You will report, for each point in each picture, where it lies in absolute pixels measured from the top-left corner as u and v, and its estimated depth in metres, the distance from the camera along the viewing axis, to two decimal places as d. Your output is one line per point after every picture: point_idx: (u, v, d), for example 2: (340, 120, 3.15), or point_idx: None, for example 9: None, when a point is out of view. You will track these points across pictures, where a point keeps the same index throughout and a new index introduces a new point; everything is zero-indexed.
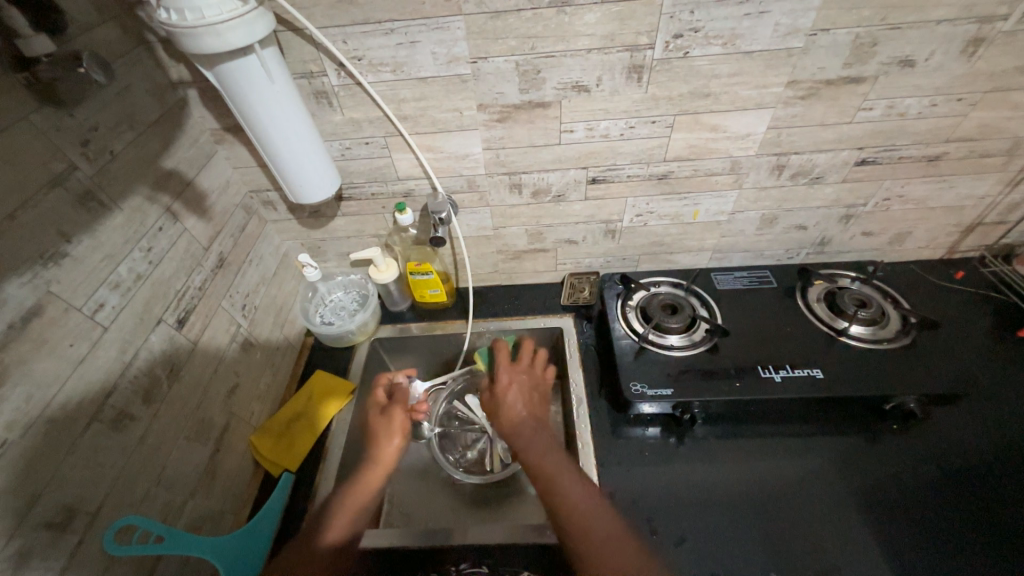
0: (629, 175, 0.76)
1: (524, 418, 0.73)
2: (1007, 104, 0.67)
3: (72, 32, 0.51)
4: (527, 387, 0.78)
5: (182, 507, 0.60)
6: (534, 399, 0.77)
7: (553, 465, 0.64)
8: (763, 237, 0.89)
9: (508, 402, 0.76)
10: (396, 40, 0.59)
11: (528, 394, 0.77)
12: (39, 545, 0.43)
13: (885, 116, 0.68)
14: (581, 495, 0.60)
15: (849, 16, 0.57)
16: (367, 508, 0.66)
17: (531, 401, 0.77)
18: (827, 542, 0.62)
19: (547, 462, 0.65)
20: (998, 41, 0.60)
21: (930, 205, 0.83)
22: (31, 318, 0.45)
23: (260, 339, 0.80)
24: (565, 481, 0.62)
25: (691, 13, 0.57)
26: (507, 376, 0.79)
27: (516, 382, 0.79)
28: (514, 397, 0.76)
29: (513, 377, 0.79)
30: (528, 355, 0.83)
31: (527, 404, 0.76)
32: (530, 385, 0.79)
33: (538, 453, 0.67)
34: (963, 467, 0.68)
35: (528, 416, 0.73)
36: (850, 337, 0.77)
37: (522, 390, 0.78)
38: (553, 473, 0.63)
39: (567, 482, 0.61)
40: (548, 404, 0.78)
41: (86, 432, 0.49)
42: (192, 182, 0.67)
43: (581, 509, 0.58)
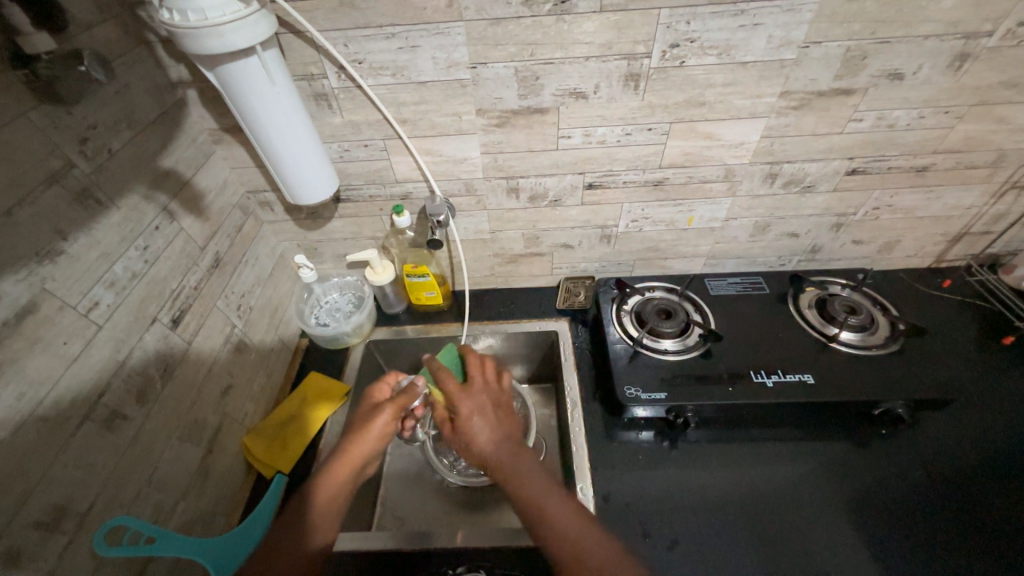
0: (625, 181, 0.77)
1: (493, 449, 0.61)
2: (992, 117, 0.69)
3: (73, 30, 0.51)
4: (491, 408, 0.65)
5: (173, 508, 0.60)
6: (498, 414, 0.65)
7: (535, 488, 0.58)
8: (756, 244, 0.91)
9: (474, 435, 0.63)
10: (397, 44, 0.60)
11: (496, 413, 0.65)
12: (28, 545, 0.43)
13: (874, 128, 0.70)
14: (570, 518, 0.55)
15: (840, 29, 0.59)
16: (338, 510, 0.62)
17: (499, 424, 0.64)
18: (817, 546, 0.63)
19: (530, 484, 0.58)
20: (983, 57, 0.61)
21: (918, 214, 0.84)
22: (24, 315, 0.45)
23: (255, 341, 0.79)
24: (552, 507, 0.56)
25: (687, 24, 0.58)
26: (467, 400, 0.65)
27: (479, 399, 0.66)
28: (479, 428, 0.63)
29: (475, 404, 0.65)
30: (476, 370, 0.70)
31: (498, 431, 0.63)
32: (491, 404, 0.66)
33: (517, 477, 0.59)
34: (950, 472, 0.69)
35: (503, 437, 0.63)
36: (840, 344, 0.78)
37: (485, 415, 0.64)
38: (535, 497, 0.57)
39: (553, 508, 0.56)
40: (517, 421, 0.65)
41: (78, 431, 0.49)
42: (189, 181, 0.66)
43: (569, 537, 0.53)
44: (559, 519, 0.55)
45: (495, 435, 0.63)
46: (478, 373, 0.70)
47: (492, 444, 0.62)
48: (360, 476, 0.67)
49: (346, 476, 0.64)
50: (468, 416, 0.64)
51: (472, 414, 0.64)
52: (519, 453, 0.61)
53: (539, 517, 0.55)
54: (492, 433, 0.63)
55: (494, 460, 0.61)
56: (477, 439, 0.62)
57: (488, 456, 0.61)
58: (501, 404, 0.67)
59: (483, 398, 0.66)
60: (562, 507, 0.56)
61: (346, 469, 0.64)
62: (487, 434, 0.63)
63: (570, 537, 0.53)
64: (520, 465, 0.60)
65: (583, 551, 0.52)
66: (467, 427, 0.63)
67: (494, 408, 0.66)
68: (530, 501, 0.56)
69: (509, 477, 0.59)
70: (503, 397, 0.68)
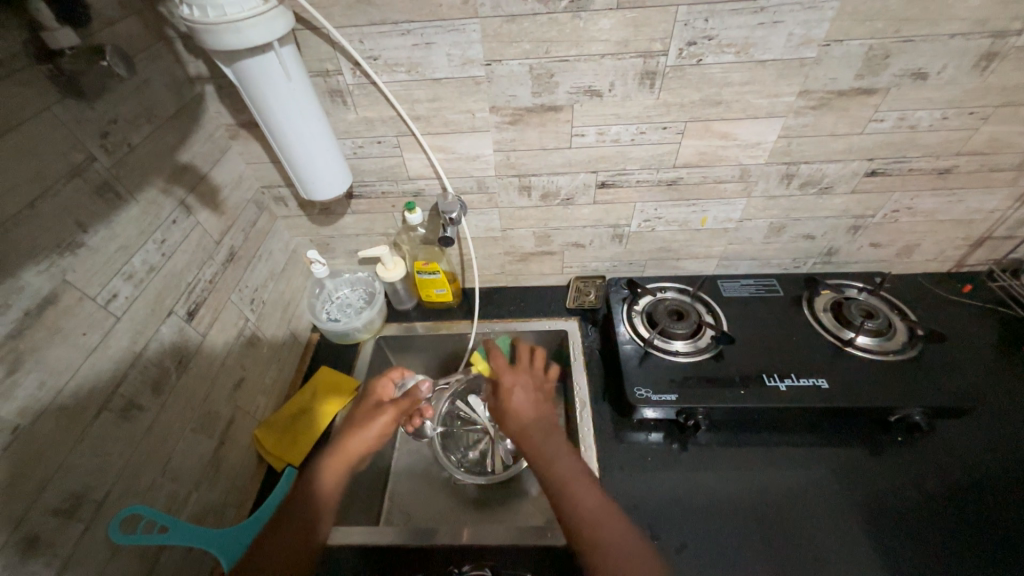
0: (638, 180, 0.77)
1: (535, 419, 0.65)
2: (1019, 119, 0.67)
3: (95, 26, 0.52)
4: (533, 389, 0.70)
5: (186, 498, 0.61)
6: (541, 394, 0.70)
7: (569, 468, 0.59)
8: (770, 245, 0.89)
9: (516, 405, 0.67)
10: (412, 40, 0.60)
11: (539, 395, 0.70)
12: (45, 531, 0.43)
13: (896, 128, 0.68)
14: (600, 505, 0.56)
15: (863, 27, 0.57)
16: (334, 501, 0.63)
17: (539, 402, 0.68)
18: (828, 554, 0.62)
19: (563, 467, 0.59)
20: (1011, 56, 0.60)
21: (939, 218, 0.82)
22: (46, 306, 0.46)
23: (267, 334, 0.80)
24: (580, 492, 0.57)
25: (705, 21, 0.57)
26: (512, 376, 0.70)
27: (525, 378, 0.71)
28: (521, 399, 0.67)
29: (519, 380, 0.70)
30: (527, 354, 0.75)
31: (536, 408, 0.67)
32: (533, 386, 0.70)
33: (551, 456, 0.60)
34: (967, 482, 0.67)
35: (542, 414, 0.66)
36: (856, 348, 0.77)
37: (527, 391, 0.69)
38: (567, 479, 0.58)
39: (585, 491, 0.57)
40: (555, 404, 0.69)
41: (95, 421, 0.49)
42: (206, 176, 0.67)
43: (598, 521, 0.55)
44: (590, 502, 0.56)
45: (534, 412, 0.66)
46: (530, 359, 0.75)
47: (532, 416, 0.65)
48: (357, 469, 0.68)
49: (340, 472, 0.65)
50: (510, 389, 0.69)
51: (515, 388, 0.69)
52: (552, 434, 0.63)
53: (568, 498, 0.56)
54: (535, 408, 0.67)
55: (528, 432, 0.64)
56: (518, 409, 0.66)
57: (526, 426, 0.64)
58: (545, 385, 0.72)
59: (528, 379, 0.71)
60: (591, 493, 0.57)
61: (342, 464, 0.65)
62: (529, 408, 0.67)
63: (598, 520, 0.55)
64: (554, 441, 0.62)
65: (606, 537, 0.53)
66: (511, 397, 0.68)
67: (536, 390, 0.70)
68: (562, 480, 0.58)
69: (543, 452, 0.61)
70: (546, 384, 0.72)
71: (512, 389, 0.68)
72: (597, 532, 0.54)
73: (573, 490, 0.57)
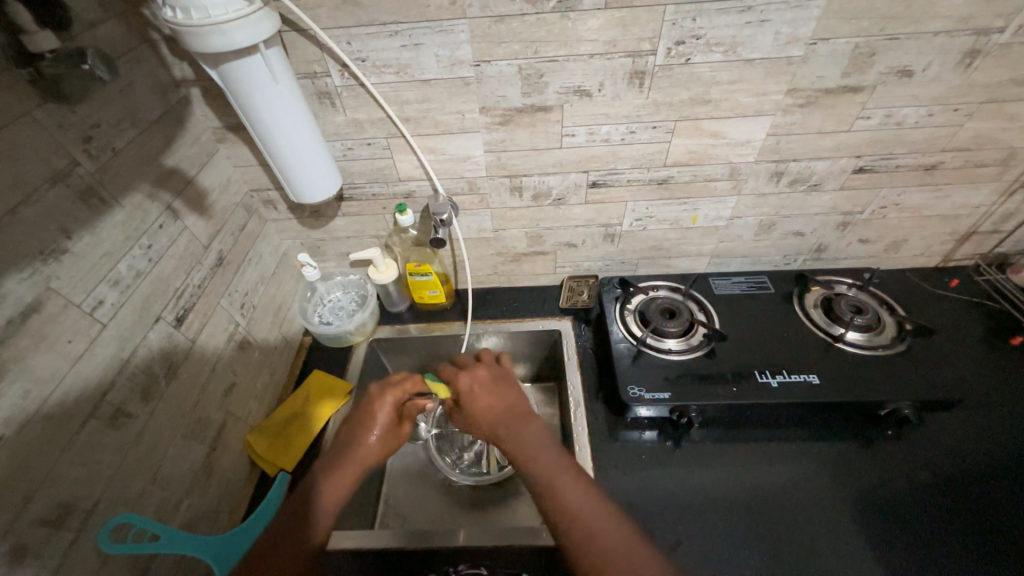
0: (629, 179, 0.77)
1: (500, 416, 0.66)
2: (1002, 115, 0.68)
3: (76, 29, 0.51)
4: (491, 382, 0.71)
5: (178, 505, 0.60)
6: (503, 391, 0.70)
7: (547, 462, 0.60)
8: (761, 243, 0.90)
9: (475, 402, 0.69)
10: (400, 41, 0.60)
11: (501, 388, 0.70)
12: (33, 542, 0.43)
13: (882, 126, 0.69)
14: (584, 500, 0.57)
15: (849, 26, 0.58)
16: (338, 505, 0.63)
17: (501, 395, 0.69)
18: (821, 547, 0.62)
19: (542, 463, 0.60)
20: (994, 53, 0.60)
21: (925, 213, 0.83)
22: (30, 314, 0.45)
23: (258, 339, 0.79)
24: (563, 486, 0.58)
25: (693, 21, 0.57)
26: (467, 374, 0.71)
27: (479, 373, 0.71)
28: (481, 397, 0.69)
29: (473, 377, 0.71)
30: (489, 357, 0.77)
31: (501, 399, 0.69)
32: (492, 378, 0.72)
33: (528, 450, 0.62)
34: (957, 473, 0.68)
35: (510, 407, 0.68)
36: (846, 344, 0.78)
37: (486, 385, 0.70)
38: (549, 473, 0.59)
39: (568, 483, 0.58)
40: (521, 393, 0.71)
41: (83, 428, 0.49)
42: (193, 180, 0.67)
43: (581, 515, 0.55)
44: (574, 500, 0.56)
45: (496, 410, 0.68)
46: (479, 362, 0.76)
47: (499, 412, 0.67)
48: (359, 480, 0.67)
49: (348, 483, 0.65)
50: (468, 390, 0.70)
51: (472, 387, 0.70)
52: (527, 426, 0.65)
53: (549, 494, 0.57)
54: (493, 408, 0.68)
55: (498, 429, 0.66)
56: (480, 406, 0.68)
57: (495, 422, 0.67)
58: (502, 382, 0.71)
59: (483, 372, 0.72)
60: (575, 488, 0.58)
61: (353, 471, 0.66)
62: (491, 403, 0.69)
63: (583, 514, 0.55)
64: (527, 434, 0.64)
65: (594, 531, 0.54)
66: (469, 400, 0.69)
67: (494, 381, 0.71)
68: (541, 475, 0.59)
69: (518, 446, 0.63)
70: (508, 374, 0.74)
71: (470, 386, 0.70)
72: (586, 523, 0.54)
73: (556, 485, 0.58)
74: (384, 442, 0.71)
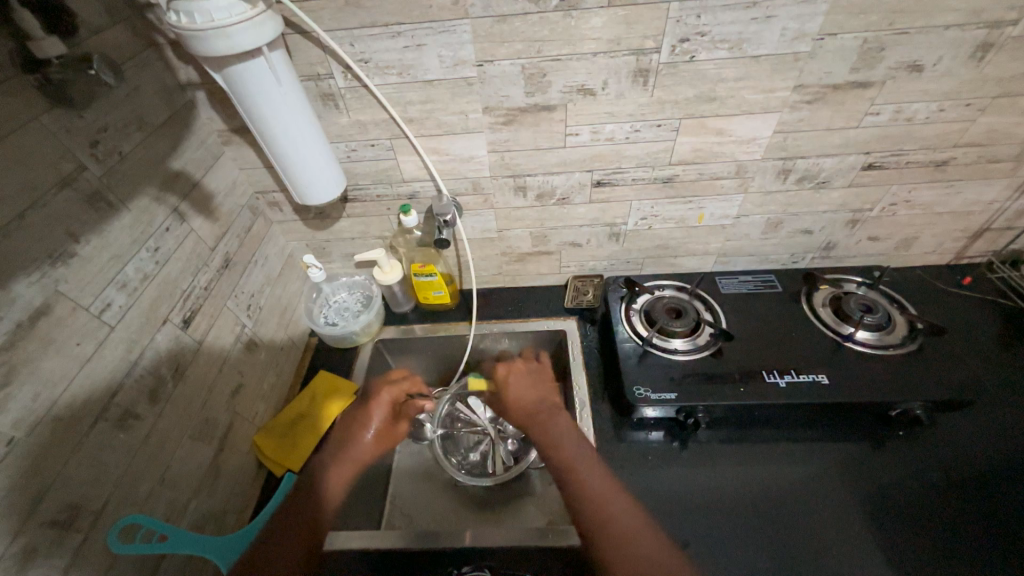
0: (634, 178, 0.76)
1: (539, 405, 0.77)
2: (1016, 109, 0.66)
3: (82, 35, 0.51)
4: (534, 378, 0.83)
5: (186, 505, 0.61)
6: (541, 383, 0.83)
7: (573, 450, 0.68)
8: (768, 241, 0.89)
9: (515, 395, 0.81)
10: (403, 42, 0.60)
11: (540, 385, 0.82)
12: (43, 543, 0.43)
13: (892, 121, 0.68)
14: (604, 490, 0.62)
15: (857, 20, 0.57)
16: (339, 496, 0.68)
17: (539, 391, 0.81)
18: (831, 549, 0.62)
19: (566, 452, 0.67)
20: (1008, 46, 0.59)
21: (937, 210, 0.82)
22: (38, 317, 0.45)
23: (265, 340, 0.80)
24: (585, 471, 0.64)
25: (698, 18, 0.57)
26: (506, 367, 0.85)
27: (521, 371, 0.84)
28: (519, 389, 0.81)
29: (512, 372, 0.84)
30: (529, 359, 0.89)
31: (535, 395, 0.80)
32: (531, 377, 0.83)
33: (554, 439, 0.70)
34: (970, 473, 0.67)
35: (545, 400, 0.79)
36: (855, 343, 0.77)
37: (523, 381, 0.83)
38: (572, 460, 0.66)
39: (588, 475, 0.63)
40: (556, 391, 0.81)
41: (91, 430, 0.49)
42: (199, 183, 0.67)
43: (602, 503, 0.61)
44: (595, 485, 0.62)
45: (530, 404, 0.78)
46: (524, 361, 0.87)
47: (536, 404, 0.78)
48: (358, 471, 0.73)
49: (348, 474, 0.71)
50: (507, 382, 0.83)
51: (511, 380, 0.83)
52: (554, 418, 0.74)
53: (574, 478, 0.64)
54: (530, 398, 0.80)
55: (531, 418, 0.76)
56: (518, 397, 0.80)
57: (532, 412, 0.77)
58: (538, 377, 0.84)
59: (523, 368, 0.85)
60: (598, 480, 0.63)
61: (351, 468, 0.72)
62: (528, 397, 0.80)
63: (603, 502, 0.61)
64: (556, 425, 0.72)
65: (610, 516, 0.59)
66: (507, 387, 0.82)
67: (535, 378, 0.83)
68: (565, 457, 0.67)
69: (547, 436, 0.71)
70: (545, 373, 0.85)
71: (513, 379, 0.83)
72: (601, 509, 0.60)
73: (577, 476, 0.64)
74: (379, 441, 0.78)
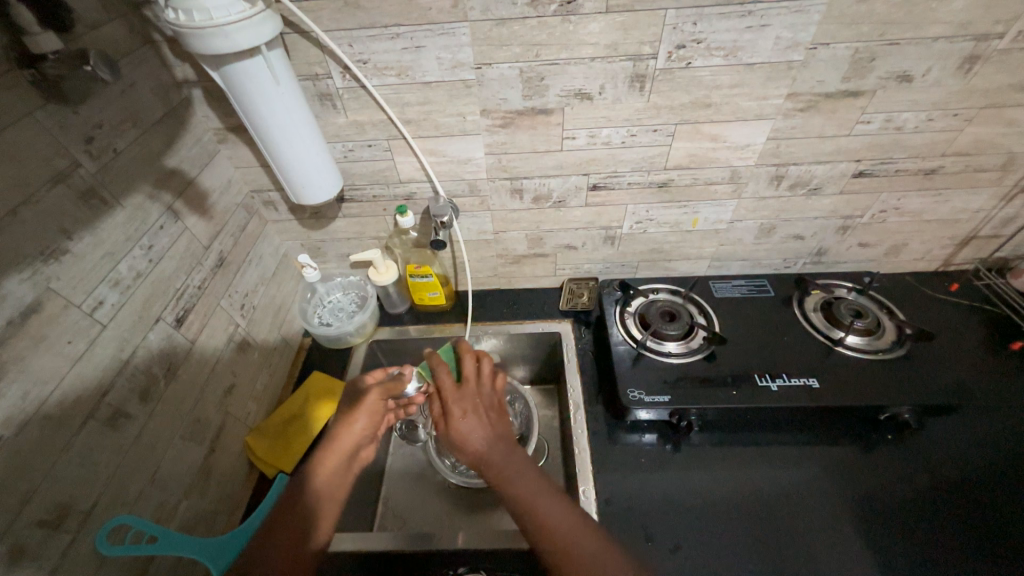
0: (629, 182, 0.77)
1: (489, 444, 0.61)
2: (1001, 120, 0.68)
3: (79, 30, 0.51)
4: (489, 405, 0.66)
5: (176, 507, 0.60)
6: (492, 414, 0.65)
7: (526, 486, 0.58)
8: (761, 246, 0.90)
9: (466, 432, 0.62)
10: (401, 44, 0.60)
11: (490, 413, 0.65)
12: (31, 544, 0.43)
13: (882, 130, 0.69)
14: (567, 518, 0.55)
15: (849, 31, 0.58)
16: (339, 490, 0.64)
17: (490, 423, 0.64)
18: (821, 551, 0.62)
19: (522, 487, 0.58)
20: (994, 58, 0.61)
21: (925, 218, 0.84)
22: (29, 314, 0.45)
23: (258, 340, 0.79)
24: (545, 502, 0.56)
25: (694, 25, 0.58)
26: (456, 398, 0.64)
27: (473, 399, 0.65)
28: (472, 426, 0.62)
29: (466, 404, 0.64)
30: (470, 364, 0.68)
31: (489, 427, 0.63)
32: (485, 406, 0.65)
33: (507, 476, 0.59)
34: (957, 477, 0.68)
35: (496, 435, 0.63)
36: (845, 347, 0.78)
37: (477, 413, 0.63)
38: (527, 493, 0.57)
39: (547, 506, 0.56)
40: (509, 421, 0.66)
41: (82, 430, 0.49)
42: (194, 180, 0.67)
43: (565, 535, 0.53)
44: (555, 515, 0.55)
45: (486, 433, 0.63)
46: (470, 379, 0.67)
47: (486, 440, 0.62)
48: (356, 458, 0.68)
49: (338, 463, 0.66)
50: (460, 416, 0.63)
51: (466, 414, 0.63)
52: (510, 454, 0.61)
53: (530, 514, 0.56)
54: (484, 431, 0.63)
55: (485, 457, 0.61)
56: (468, 435, 0.62)
57: (483, 453, 0.61)
58: (491, 403, 0.66)
59: (477, 395, 0.65)
60: (558, 507, 0.56)
61: (341, 450, 0.66)
62: (479, 429, 0.63)
63: (566, 531, 0.54)
64: (510, 463, 0.60)
65: (576, 546, 0.52)
66: (455, 426, 0.62)
67: (487, 407, 0.65)
68: (520, 496, 0.57)
69: (500, 475, 0.59)
70: (495, 398, 0.67)
71: (467, 407, 0.64)
72: (564, 541, 0.53)
73: (534, 511, 0.56)
74: (368, 427, 0.70)
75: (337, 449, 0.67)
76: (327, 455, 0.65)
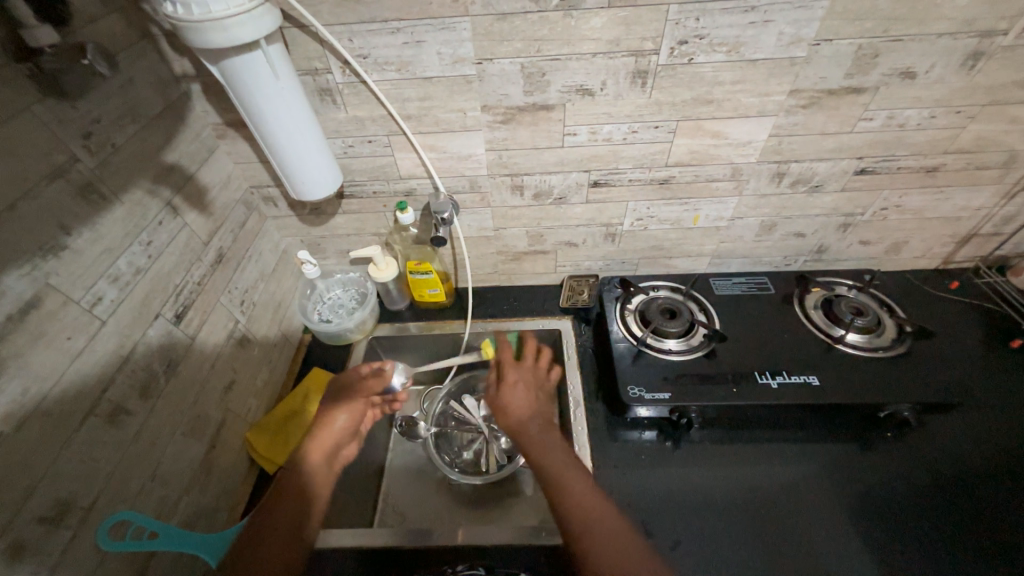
0: (630, 179, 0.77)
1: (530, 417, 0.67)
2: (1004, 117, 0.68)
3: (77, 23, 0.50)
4: (534, 386, 0.73)
5: (176, 503, 0.60)
6: (538, 395, 0.72)
7: (557, 458, 0.60)
8: (762, 243, 0.90)
9: (514, 401, 0.70)
10: (402, 39, 0.59)
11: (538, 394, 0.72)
12: (32, 539, 0.43)
13: (884, 127, 0.69)
14: (591, 496, 0.56)
15: (852, 27, 0.58)
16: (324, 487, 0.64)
17: (537, 400, 0.71)
18: (820, 547, 0.63)
19: (554, 458, 0.60)
20: (998, 55, 0.60)
21: (927, 216, 0.83)
22: (28, 310, 0.45)
23: (258, 336, 0.79)
24: (572, 477, 0.58)
25: (696, 20, 0.57)
26: (515, 374, 0.74)
27: (525, 380, 0.73)
28: (520, 396, 0.70)
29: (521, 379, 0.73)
30: (532, 354, 0.78)
31: (534, 403, 0.70)
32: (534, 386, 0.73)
33: (540, 445, 0.62)
34: (956, 474, 0.69)
35: (539, 411, 0.69)
36: (845, 345, 0.78)
37: (528, 389, 0.72)
38: (558, 465, 0.59)
39: (573, 479, 0.57)
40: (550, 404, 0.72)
41: (82, 426, 0.49)
42: (193, 176, 0.66)
43: (589, 510, 0.54)
44: (580, 490, 0.56)
45: (529, 408, 0.69)
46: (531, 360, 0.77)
47: (528, 413, 0.68)
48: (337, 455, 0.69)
49: (319, 460, 0.66)
50: (513, 388, 0.72)
51: (517, 386, 0.72)
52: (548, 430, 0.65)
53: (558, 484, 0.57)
54: (528, 406, 0.69)
55: (524, 426, 0.66)
56: (516, 404, 0.69)
57: (523, 422, 0.66)
58: (540, 386, 0.74)
59: (529, 377, 0.74)
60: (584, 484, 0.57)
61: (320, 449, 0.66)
62: (525, 403, 0.69)
63: (591, 507, 0.55)
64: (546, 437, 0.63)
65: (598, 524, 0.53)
66: (508, 393, 0.71)
67: (536, 387, 0.73)
68: (552, 465, 0.59)
69: (533, 442, 0.63)
70: (546, 382, 0.75)
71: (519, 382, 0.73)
72: (587, 515, 0.54)
73: (561, 481, 0.57)
74: (348, 425, 0.71)
75: (323, 446, 0.67)
76: (313, 452, 0.66)
